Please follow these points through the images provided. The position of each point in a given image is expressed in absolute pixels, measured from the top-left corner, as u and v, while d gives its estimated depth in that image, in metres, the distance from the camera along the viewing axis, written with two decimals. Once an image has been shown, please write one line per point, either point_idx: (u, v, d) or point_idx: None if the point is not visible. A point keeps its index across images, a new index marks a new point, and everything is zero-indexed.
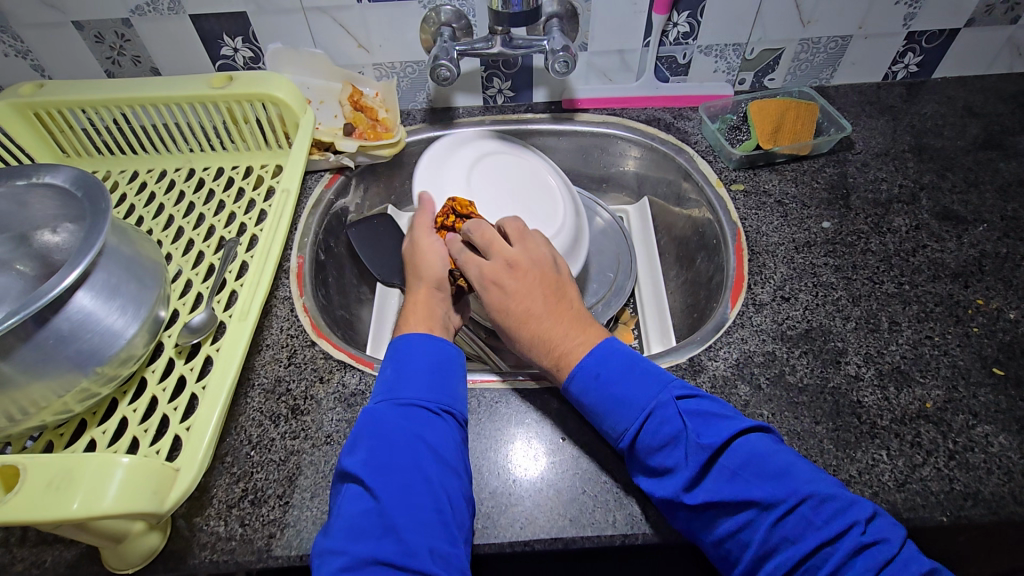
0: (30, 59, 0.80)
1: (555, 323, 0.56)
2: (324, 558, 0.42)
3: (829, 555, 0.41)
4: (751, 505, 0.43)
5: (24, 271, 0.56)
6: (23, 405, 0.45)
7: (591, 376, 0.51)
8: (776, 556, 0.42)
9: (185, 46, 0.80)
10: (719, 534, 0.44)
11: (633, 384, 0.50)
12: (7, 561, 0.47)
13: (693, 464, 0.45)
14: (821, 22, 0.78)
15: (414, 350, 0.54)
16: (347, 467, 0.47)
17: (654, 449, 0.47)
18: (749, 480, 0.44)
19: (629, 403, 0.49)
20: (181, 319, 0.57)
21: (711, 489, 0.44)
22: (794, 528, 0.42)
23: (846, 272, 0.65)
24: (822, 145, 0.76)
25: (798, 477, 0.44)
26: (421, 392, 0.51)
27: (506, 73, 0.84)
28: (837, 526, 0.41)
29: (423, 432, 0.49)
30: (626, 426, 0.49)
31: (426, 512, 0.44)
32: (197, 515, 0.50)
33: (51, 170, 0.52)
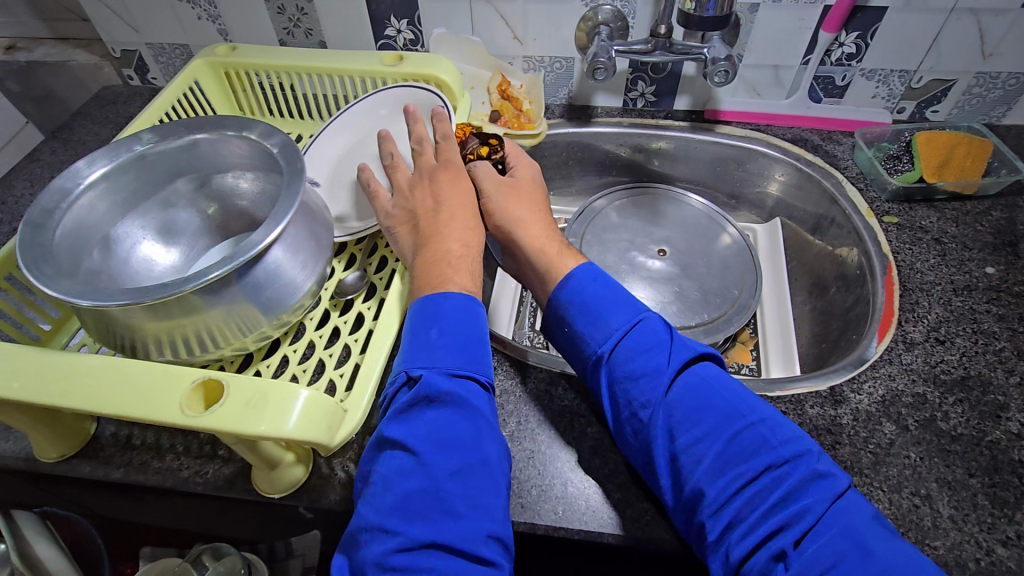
0: (219, 24, 0.88)
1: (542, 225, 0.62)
2: (373, 537, 0.42)
3: (777, 481, 0.43)
4: (719, 415, 0.46)
5: (204, 210, 0.63)
6: (212, 336, 0.49)
7: (587, 280, 0.54)
8: (726, 475, 0.44)
9: (353, 23, 0.85)
10: (692, 443, 0.45)
11: (618, 295, 0.53)
12: (176, 467, 0.53)
13: (678, 364, 0.49)
14: (1005, 55, 0.73)
15: (447, 310, 0.50)
16: (395, 432, 0.45)
17: (636, 352, 0.50)
18: (716, 393, 0.47)
19: (621, 306, 0.52)
20: (336, 275, 0.62)
21: (683, 394, 0.47)
22: (753, 442, 0.45)
23: (1010, 323, 0.60)
24: (990, 186, 0.71)
25: (763, 406, 0.48)
26: (471, 364, 0.49)
27: (653, 77, 0.84)
28: (790, 451, 0.44)
29: (464, 405, 0.47)
30: (615, 328, 0.51)
31: (481, 488, 0.44)
32: (339, 456, 0.54)
33: (264, 134, 0.55)
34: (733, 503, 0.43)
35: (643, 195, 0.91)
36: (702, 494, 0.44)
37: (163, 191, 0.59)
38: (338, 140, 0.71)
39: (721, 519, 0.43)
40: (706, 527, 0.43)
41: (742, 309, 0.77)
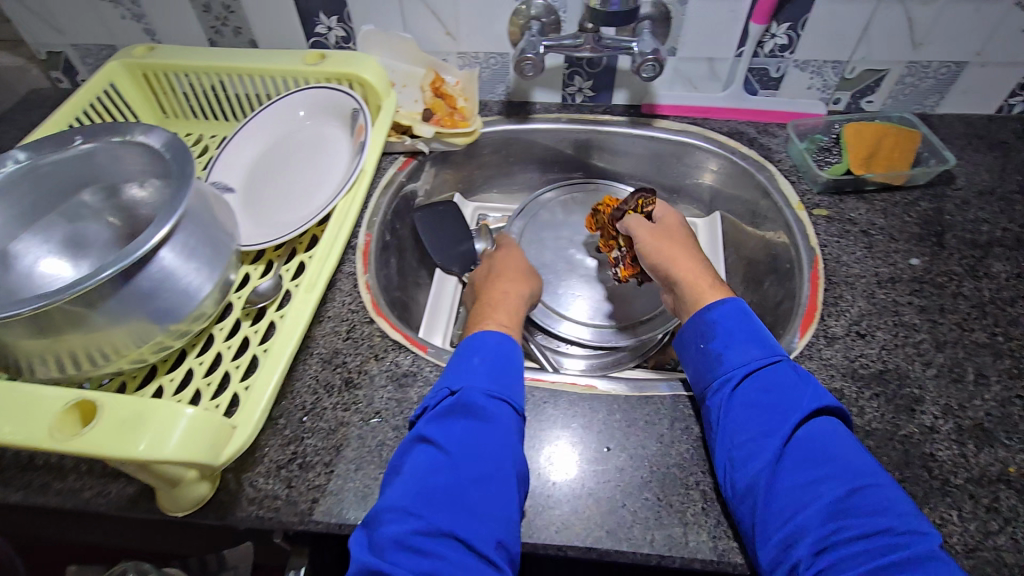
0: (144, 23, 0.85)
1: (693, 260, 0.64)
2: (393, 516, 0.43)
3: (892, 547, 0.40)
4: (836, 465, 0.45)
5: (114, 223, 0.60)
6: (106, 350, 0.48)
7: (740, 313, 0.56)
8: (837, 520, 0.42)
9: (281, 20, 0.82)
10: (795, 482, 0.45)
11: (767, 337, 0.54)
12: (78, 488, 0.51)
13: (806, 412, 0.48)
14: (933, 45, 0.73)
15: (488, 345, 0.55)
16: (432, 430, 0.48)
17: (766, 387, 0.50)
18: (845, 447, 0.46)
19: (763, 345, 0.53)
20: (250, 283, 0.61)
21: (809, 439, 0.47)
22: (870, 503, 0.42)
23: (931, 315, 0.60)
24: (919, 177, 0.71)
25: (883, 474, 0.45)
26: (513, 393, 0.52)
27: (589, 72, 0.83)
28: (912, 524, 0.41)
29: (500, 424, 0.49)
30: (755, 359, 0.52)
31: (505, 504, 0.45)
32: (246, 471, 0.52)
33: (147, 132, 0.55)
34: (837, 551, 0.41)
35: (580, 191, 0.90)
36: (800, 538, 0.42)
37: (66, 202, 0.57)
38: (246, 150, 0.72)
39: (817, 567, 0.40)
40: (796, 566, 0.41)
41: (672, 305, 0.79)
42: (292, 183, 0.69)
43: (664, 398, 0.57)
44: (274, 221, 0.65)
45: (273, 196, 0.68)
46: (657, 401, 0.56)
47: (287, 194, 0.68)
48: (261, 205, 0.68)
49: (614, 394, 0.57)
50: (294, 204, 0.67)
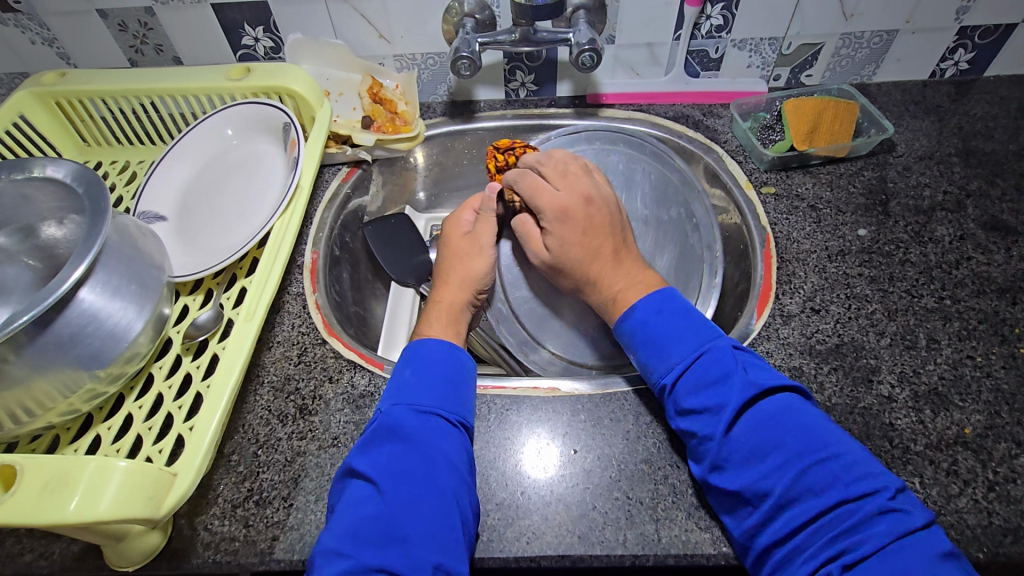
0: (57, 48, 0.78)
1: (596, 240, 0.58)
2: (326, 560, 0.41)
3: (846, 515, 0.40)
4: (785, 449, 0.44)
5: (33, 265, 0.56)
6: (29, 406, 0.45)
7: (651, 314, 0.54)
8: (789, 507, 0.42)
9: (206, 35, 0.77)
10: (741, 479, 0.44)
11: (688, 328, 0.52)
12: (17, 551, 0.48)
13: (740, 403, 0.46)
14: (866, 15, 0.73)
15: (431, 354, 0.53)
16: (361, 464, 0.46)
17: (698, 388, 0.48)
18: (786, 428, 0.45)
19: (682, 343, 0.51)
20: (189, 315, 0.58)
21: (749, 432, 0.45)
22: (823, 477, 0.42)
23: (881, 284, 0.61)
24: (861, 147, 0.72)
25: (835, 437, 0.44)
26: (440, 402, 0.49)
27: (530, 66, 0.80)
28: (862, 486, 0.41)
29: (424, 438, 0.47)
30: (676, 362, 0.50)
31: (436, 523, 0.42)
32: (200, 514, 0.49)
33: (51, 163, 0.51)
34: (797, 534, 0.41)
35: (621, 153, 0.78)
36: (762, 527, 0.43)
37: None
38: (177, 174, 0.68)
39: (782, 548, 0.42)
40: (767, 553, 0.42)
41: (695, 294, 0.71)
42: (227, 208, 0.66)
43: (629, 393, 0.56)
44: (216, 248, 0.62)
45: (211, 223, 0.65)
46: (621, 397, 0.55)
47: (224, 217, 0.66)
48: (198, 233, 0.64)
49: (577, 393, 0.56)
50: (233, 226, 0.64)
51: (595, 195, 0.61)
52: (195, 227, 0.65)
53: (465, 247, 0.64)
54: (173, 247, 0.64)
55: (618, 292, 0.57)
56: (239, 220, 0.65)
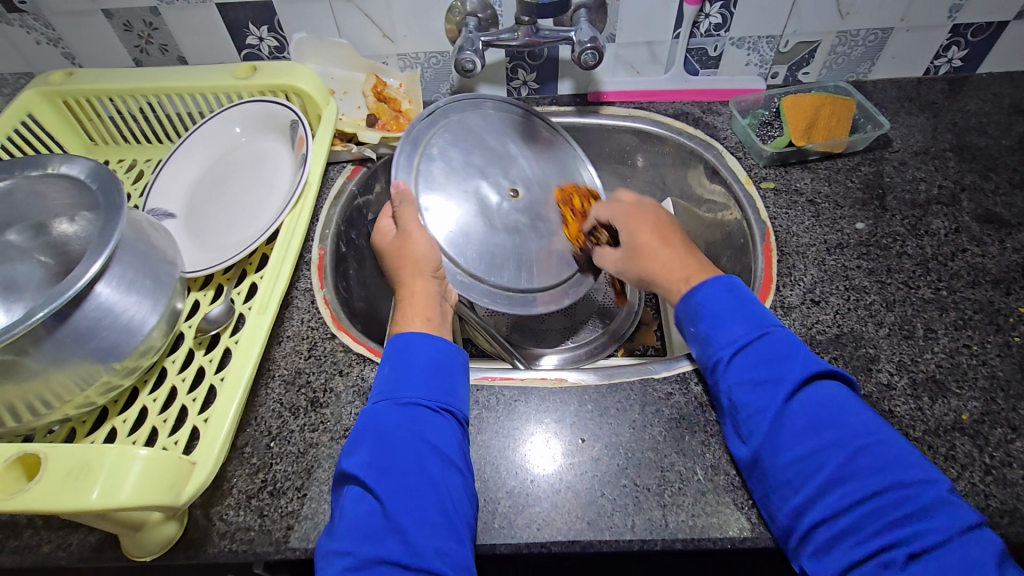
0: (62, 48, 0.79)
1: (670, 237, 0.64)
2: (326, 560, 0.42)
3: (901, 500, 0.41)
4: (835, 432, 0.45)
5: (46, 262, 0.56)
6: (47, 398, 0.46)
7: (721, 290, 0.54)
8: (843, 488, 0.43)
9: (211, 35, 0.78)
10: (792, 455, 0.45)
11: (755, 311, 0.53)
12: (35, 543, 0.48)
13: (801, 379, 0.47)
14: (861, 13, 0.75)
15: (414, 348, 0.53)
16: (348, 467, 0.46)
17: (754, 364, 0.49)
18: (845, 412, 0.46)
19: (748, 321, 0.52)
20: (200, 310, 0.59)
21: (806, 408, 0.46)
22: (874, 462, 0.43)
23: (879, 276, 0.62)
24: (858, 143, 0.73)
25: (882, 428, 0.46)
26: (422, 391, 0.50)
27: (532, 64, 0.82)
28: (918, 474, 0.42)
29: (414, 431, 0.47)
30: (738, 336, 0.51)
31: (431, 513, 0.44)
32: (215, 505, 0.50)
33: (65, 161, 0.52)
34: (846, 513, 0.42)
35: (473, 117, 0.74)
36: (806, 509, 0.43)
37: None
38: (183, 172, 0.69)
39: (829, 529, 0.42)
40: (810, 535, 0.43)
41: (608, 231, 0.72)
42: (235, 205, 0.67)
43: (634, 383, 0.57)
44: (226, 245, 0.63)
45: (220, 220, 0.66)
46: (627, 387, 0.57)
47: (231, 214, 0.66)
48: (208, 230, 0.65)
49: (584, 384, 0.57)
50: (243, 222, 0.65)
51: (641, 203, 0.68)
52: (205, 224, 0.66)
53: (398, 241, 0.61)
54: (184, 245, 0.64)
55: (691, 274, 0.60)
56: (248, 216, 0.66)
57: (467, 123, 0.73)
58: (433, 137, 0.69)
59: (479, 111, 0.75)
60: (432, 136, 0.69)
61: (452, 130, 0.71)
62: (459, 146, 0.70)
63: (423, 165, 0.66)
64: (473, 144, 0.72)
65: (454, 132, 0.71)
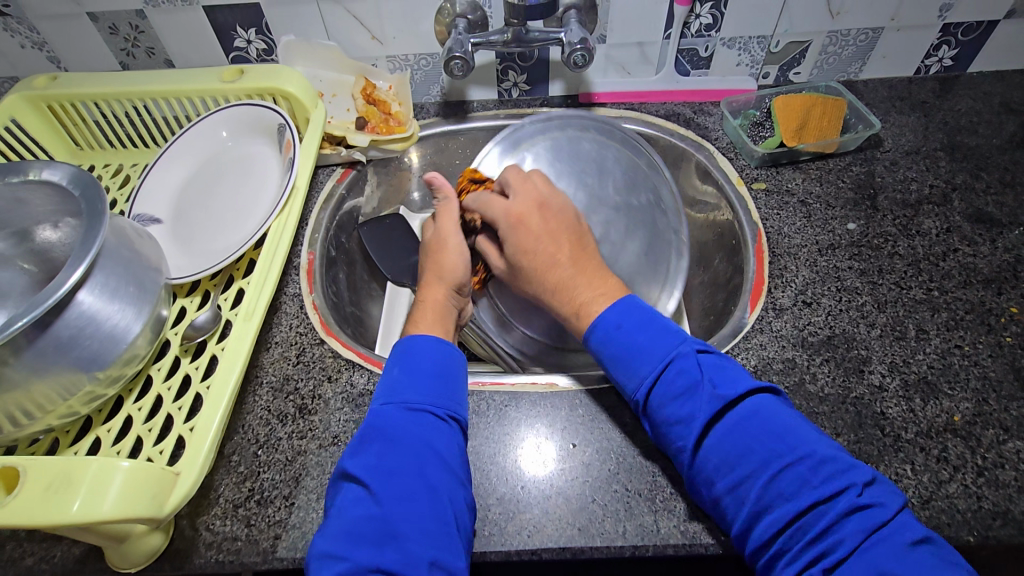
0: (47, 51, 0.78)
1: (557, 242, 0.57)
2: (320, 563, 0.41)
3: (822, 514, 0.39)
4: (753, 457, 0.42)
5: (29, 269, 0.55)
6: (28, 408, 0.45)
7: (613, 329, 0.51)
8: (769, 513, 0.41)
9: (198, 38, 0.77)
10: (719, 488, 0.43)
11: (654, 335, 0.50)
12: (18, 556, 0.48)
13: (709, 414, 0.45)
14: (851, 13, 0.75)
15: (425, 352, 0.52)
16: (354, 468, 0.45)
17: (669, 398, 0.46)
18: (760, 430, 0.43)
19: (651, 350, 0.49)
20: (187, 316, 0.58)
21: (719, 439, 0.44)
22: (794, 482, 0.41)
23: (871, 277, 0.62)
24: (849, 143, 0.73)
25: (806, 435, 0.43)
26: (431, 397, 0.49)
27: (522, 66, 0.81)
28: (833, 486, 0.40)
29: (420, 436, 0.47)
30: (644, 376, 0.48)
31: (432, 521, 0.43)
32: (202, 515, 0.49)
33: (46, 166, 0.51)
34: (777, 538, 0.40)
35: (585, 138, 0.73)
36: (747, 533, 0.42)
37: None
38: (171, 177, 0.68)
39: (769, 552, 0.41)
40: (756, 556, 0.42)
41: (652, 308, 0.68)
42: (223, 209, 0.66)
43: None
44: (213, 250, 0.62)
45: (207, 224, 0.65)
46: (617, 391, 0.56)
47: (219, 219, 0.66)
48: (195, 235, 0.65)
49: (575, 389, 0.56)
50: (232, 226, 0.64)
51: (550, 198, 0.60)
52: (193, 228, 0.65)
53: (434, 240, 0.63)
54: (171, 250, 0.64)
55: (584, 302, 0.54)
56: (235, 221, 0.65)
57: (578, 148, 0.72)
58: (535, 143, 0.72)
59: (585, 136, 0.74)
60: (528, 139, 0.72)
61: (558, 145, 0.72)
62: (549, 163, 0.71)
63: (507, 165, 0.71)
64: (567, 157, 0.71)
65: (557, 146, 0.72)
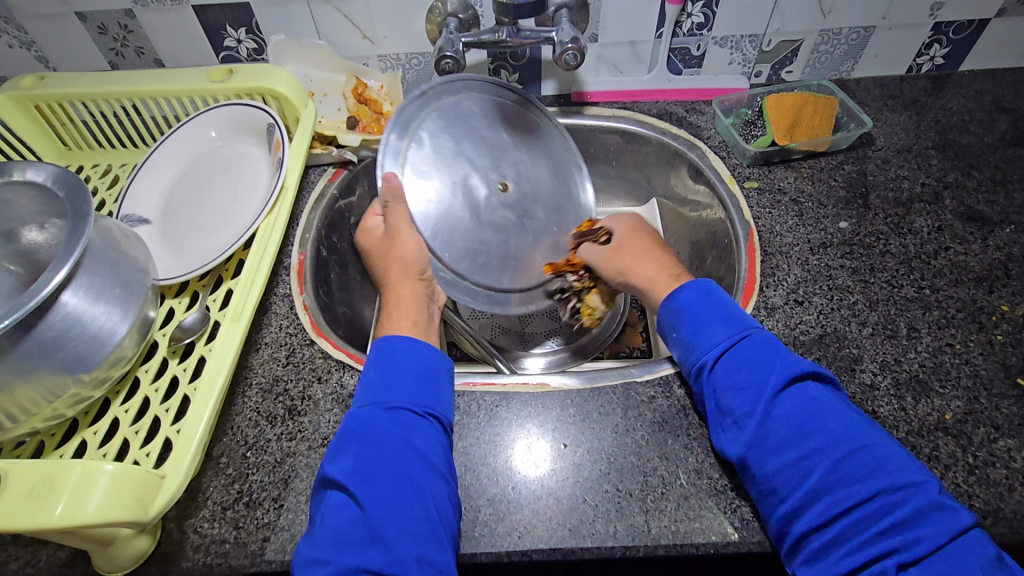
0: (35, 51, 0.77)
1: (655, 260, 0.62)
2: (306, 568, 0.40)
3: (892, 504, 0.41)
4: (822, 437, 0.44)
5: (14, 270, 0.55)
6: (12, 411, 0.44)
7: (697, 297, 0.54)
8: (832, 493, 0.42)
9: (187, 37, 0.77)
10: (778, 462, 0.44)
11: (732, 313, 0.53)
12: (2, 560, 0.47)
13: (787, 380, 0.47)
14: (843, 11, 0.75)
15: (402, 352, 0.52)
16: (333, 471, 0.45)
17: (739, 366, 0.49)
18: (830, 413, 0.46)
19: (729, 323, 0.52)
20: (175, 317, 0.57)
21: (792, 409, 0.46)
22: (862, 467, 0.43)
23: (863, 276, 0.62)
24: (840, 142, 0.73)
25: (869, 430, 0.45)
26: (409, 397, 0.49)
27: (514, 65, 0.81)
28: (906, 477, 0.42)
29: (400, 436, 0.47)
30: (721, 339, 0.51)
31: (415, 520, 0.43)
32: (189, 517, 0.49)
33: (31, 167, 0.51)
34: (837, 522, 0.42)
35: (468, 99, 0.69)
36: (799, 514, 0.43)
37: None
38: (160, 178, 0.68)
39: (823, 536, 0.42)
40: (804, 540, 0.43)
41: None
42: (212, 209, 0.66)
43: (616, 387, 0.56)
44: (201, 250, 0.62)
45: (196, 225, 0.65)
46: (609, 391, 0.56)
47: (208, 219, 0.65)
48: (184, 235, 0.64)
49: (566, 389, 0.56)
50: (221, 227, 0.64)
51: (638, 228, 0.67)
52: (182, 228, 0.65)
53: (386, 245, 0.60)
54: (160, 251, 0.63)
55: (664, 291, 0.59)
56: (224, 221, 0.64)
57: (460, 110, 0.68)
58: (425, 120, 0.65)
59: (461, 97, 0.69)
60: (424, 117, 0.65)
61: (445, 113, 0.67)
62: (453, 134, 0.66)
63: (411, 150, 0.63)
64: (470, 130, 0.67)
65: (449, 117, 0.67)
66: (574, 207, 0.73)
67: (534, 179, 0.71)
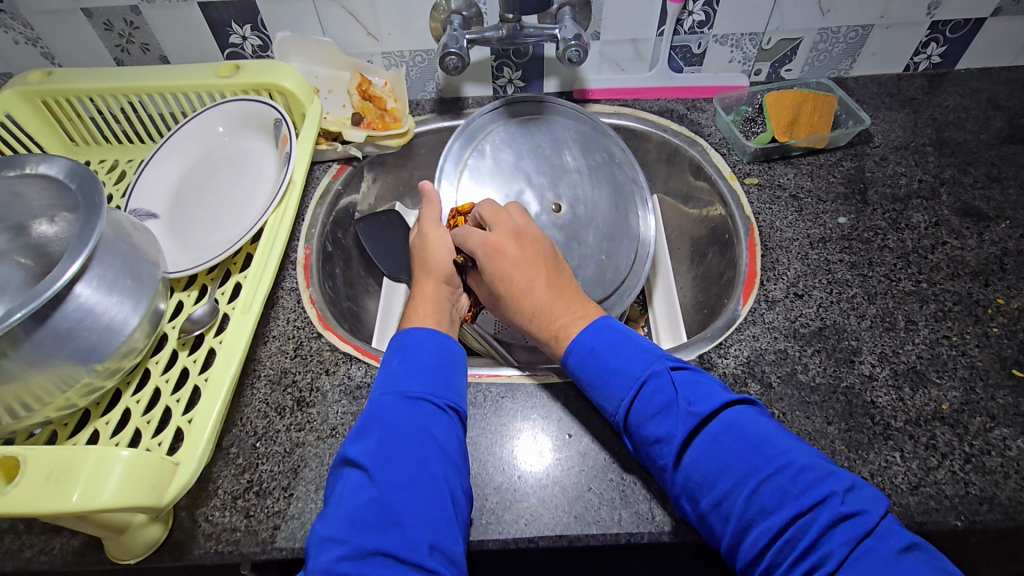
0: (41, 47, 0.77)
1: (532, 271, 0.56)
2: (321, 547, 0.41)
3: (806, 528, 0.39)
4: (735, 471, 0.43)
5: (25, 263, 0.56)
6: (26, 401, 0.45)
7: (586, 350, 0.51)
8: (754, 526, 0.41)
9: (193, 34, 0.77)
10: (704, 504, 0.43)
11: (630, 354, 0.50)
12: (16, 548, 0.48)
13: (687, 429, 0.45)
14: (841, 10, 0.76)
15: (420, 346, 0.53)
16: (354, 453, 0.46)
17: (648, 416, 0.47)
18: (740, 444, 0.43)
19: (623, 371, 0.49)
20: (184, 310, 0.58)
21: (699, 456, 0.44)
22: (776, 493, 0.41)
23: (861, 269, 0.63)
24: (839, 138, 0.74)
25: (787, 450, 0.43)
26: (429, 387, 0.50)
27: (517, 62, 0.81)
28: (816, 495, 0.40)
29: (418, 423, 0.47)
30: (621, 398, 0.48)
31: (430, 505, 0.43)
32: (201, 506, 0.50)
33: (43, 160, 0.51)
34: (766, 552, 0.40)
35: (542, 121, 0.76)
36: (735, 547, 0.42)
37: None
38: (168, 170, 0.68)
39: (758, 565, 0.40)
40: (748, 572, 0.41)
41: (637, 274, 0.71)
42: (218, 205, 0.67)
43: None
44: (208, 245, 0.63)
45: (202, 220, 0.65)
46: None
47: (214, 214, 0.66)
48: (190, 230, 0.65)
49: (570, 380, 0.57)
50: (227, 222, 0.65)
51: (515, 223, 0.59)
52: (188, 224, 0.65)
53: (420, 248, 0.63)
54: (168, 246, 0.64)
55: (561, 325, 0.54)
56: (230, 216, 0.65)
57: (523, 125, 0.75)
58: (491, 134, 0.74)
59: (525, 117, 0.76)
60: (488, 133, 0.74)
61: (511, 133, 0.75)
62: (511, 149, 0.73)
63: (470, 161, 0.72)
64: (526, 145, 0.73)
65: (513, 134, 0.74)
66: (631, 237, 0.71)
67: (592, 204, 0.71)
